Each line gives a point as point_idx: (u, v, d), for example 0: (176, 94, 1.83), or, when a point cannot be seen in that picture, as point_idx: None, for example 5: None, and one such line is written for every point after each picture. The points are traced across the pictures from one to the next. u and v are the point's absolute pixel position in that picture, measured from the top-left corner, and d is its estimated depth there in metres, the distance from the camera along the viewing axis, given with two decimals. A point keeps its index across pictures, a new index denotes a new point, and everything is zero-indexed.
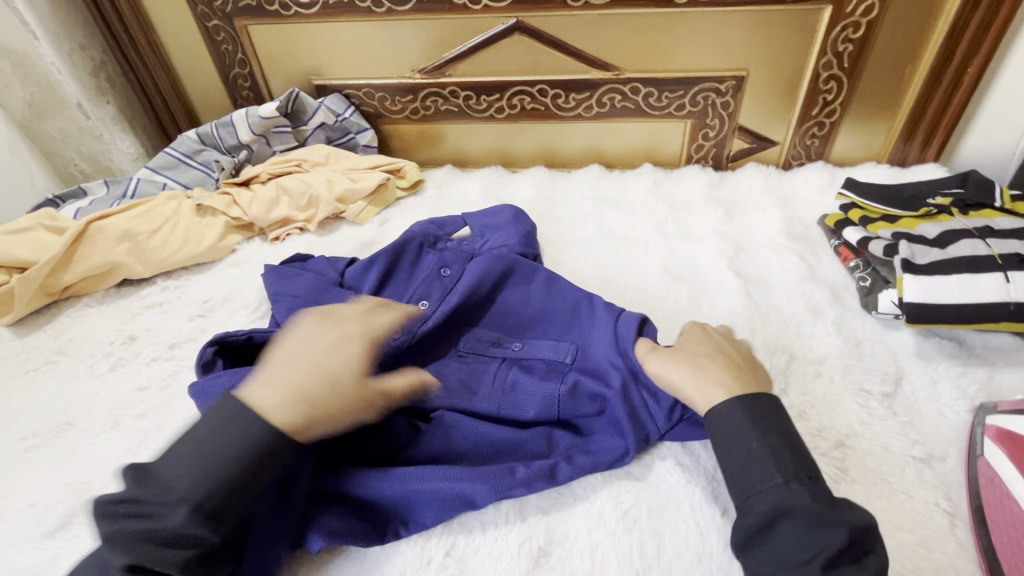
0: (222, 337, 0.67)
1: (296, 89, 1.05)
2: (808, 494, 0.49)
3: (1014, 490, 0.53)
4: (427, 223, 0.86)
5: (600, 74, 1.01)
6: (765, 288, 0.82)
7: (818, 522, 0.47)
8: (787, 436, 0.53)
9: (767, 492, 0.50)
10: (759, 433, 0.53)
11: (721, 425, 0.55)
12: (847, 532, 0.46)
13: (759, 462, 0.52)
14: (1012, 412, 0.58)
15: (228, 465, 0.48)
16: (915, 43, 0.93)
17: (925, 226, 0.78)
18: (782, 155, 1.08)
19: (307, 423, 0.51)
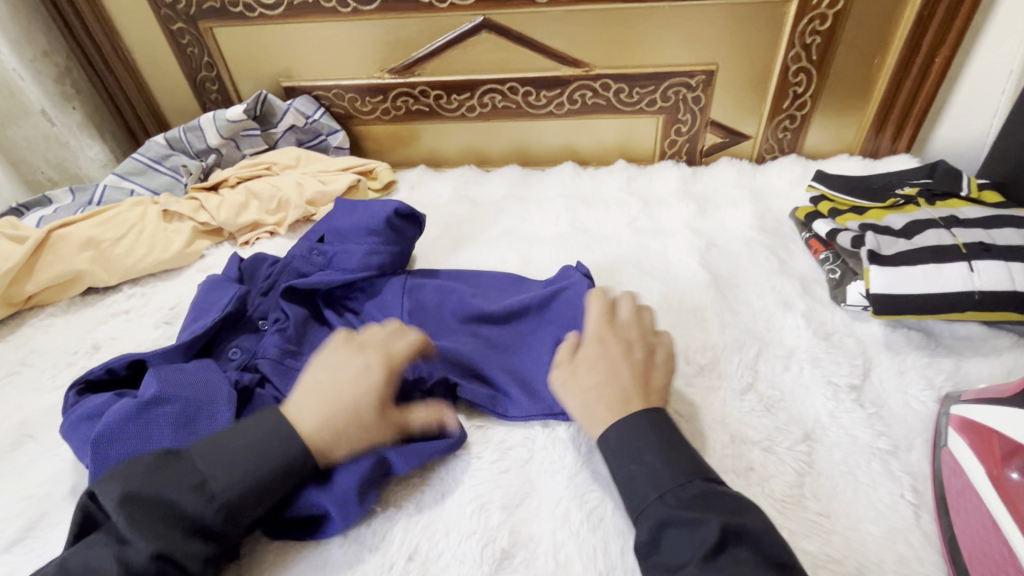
0: (83, 378, 0.66)
1: (264, 91, 1.04)
2: (686, 499, 0.49)
3: (976, 481, 0.53)
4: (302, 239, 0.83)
5: (570, 70, 1.00)
6: (735, 282, 0.81)
7: (692, 524, 0.47)
8: (671, 448, 0.53)
9: (653, 504, 0.50)
10: (636, 451, 0.53)
11: (607, 448, 0.55)
12: (720, 528, 0.45)
13: (639, 480, 0.52)
14: (976, 401, 0.58)
15: (260, 479, 0.50)
16: (882, 33, 0.93)
17: (892, 217, 0.77)
18: (755, 149, 1.08)
19: (329, 445, 0.54)
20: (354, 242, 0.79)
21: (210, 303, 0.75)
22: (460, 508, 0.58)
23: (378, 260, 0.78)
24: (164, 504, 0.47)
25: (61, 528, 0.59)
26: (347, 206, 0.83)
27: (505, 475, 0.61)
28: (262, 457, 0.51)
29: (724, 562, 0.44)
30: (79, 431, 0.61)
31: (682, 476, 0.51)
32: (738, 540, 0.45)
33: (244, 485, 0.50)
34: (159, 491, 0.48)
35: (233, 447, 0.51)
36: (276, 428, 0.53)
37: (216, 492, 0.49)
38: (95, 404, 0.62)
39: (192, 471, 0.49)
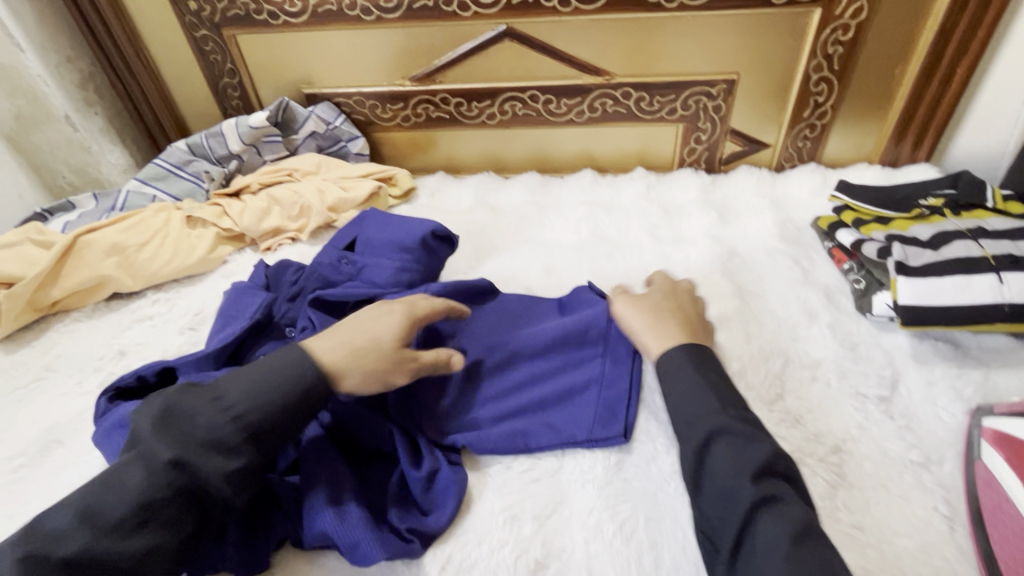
0: (114, 386, 0.67)
1: (286, 98, 1.05)
2: (734, 422, 0.54)
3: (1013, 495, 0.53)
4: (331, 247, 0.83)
5: (591, 79, 1.01)
6: (759, 292, 0.81)
7: (744, 443, 0.52)
8: (721, 381, 0.58)
9: (712, 415, 0.54)
10: (695, 370, 0.58)
11: (664, 365, 0.60)
12: (769, 453, 0.51)
13: (703, 393, 0.56)
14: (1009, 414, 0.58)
15: (277, 401, 0.52)
16: (904, 44, 0.93)
17: (918, 227, 0.77)
18: (774, 157, 1.08)
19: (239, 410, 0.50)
20: (388, 255, 0.80)
21: (235, 309, 0.76)
22: (491, 518, 0.59)
23: (409, 278, 0.79)
24: (184, 422, 0.49)
25: None
26: (382, 220, 0.84)
27: (536, 484, 0.62)
28: (274, 384, 0.53)
29: (762, 484, 0.49)
30: (111, 440, 0.62)
31: (726, 404, 0.56)
32: (772, 472, 0.50)
33: (257, 404, 0.52)
34: (173, 414, 0.49)
35: (249, 375, 0.53)
36: (190, 409, 0.50)
37: (234, 409, 0.51)
38: (128, 412, 0.63)
39: (209, 393, 0.52)
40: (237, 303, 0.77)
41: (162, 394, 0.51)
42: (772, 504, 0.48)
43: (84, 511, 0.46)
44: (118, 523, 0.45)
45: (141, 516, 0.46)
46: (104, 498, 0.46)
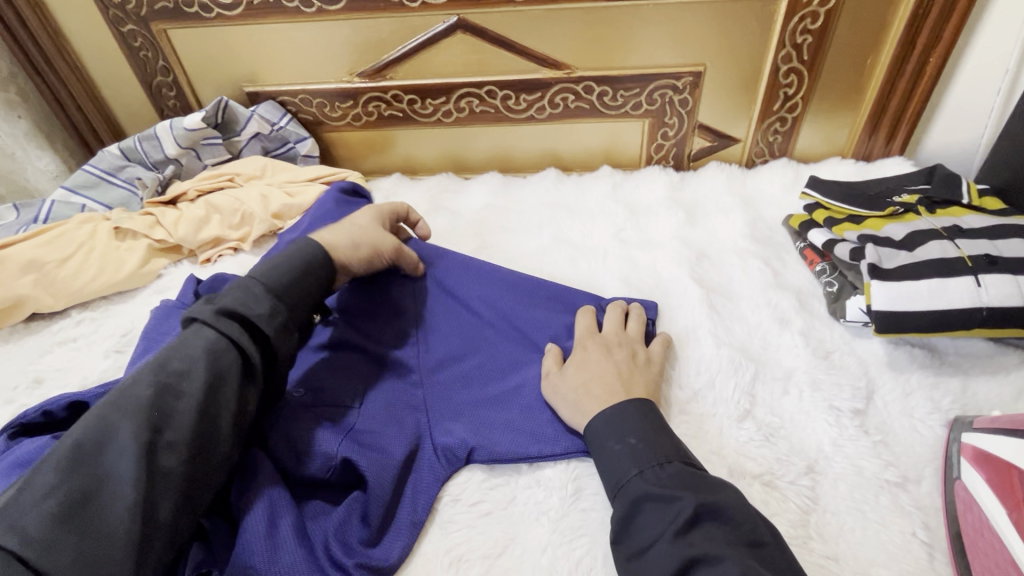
0: (16, 422, 0.60)
1: (225, 97, 0.97)
2: (663, 482, 0.50)
3: (995, 521, 0.49)
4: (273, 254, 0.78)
5: (550, 72, 0.95)
6: (728, 297, 0.77)
7: (666, 501, 0.48)
8: (654, 433, 0.54)
9: (634, 481, 0.51)
10: (621, 435, 0.54)
11: (594, 440, 0.56)
12: (700, 501, 0.47)
13: (623, 459, 0.53)
14: (991, 430, 0.54)
15: (301, 278, 0.58)
16: (875, 32, 0.89)
17: (892, 226, 0.73)
18: (745, 153, 1.04)
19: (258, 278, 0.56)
20: None
21: (156, 328, 0.69)
22: (434, 561, 0.53)
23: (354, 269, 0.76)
24: (232, 305, 0.53)
25: None
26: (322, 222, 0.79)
27: (485, 519, 0.56)
28: (300, 271, 0.58)
29: (691, 538, 0.45)
30: (10, 483, 0.55)
31: (660, 459, 0.52)
32: (711, 520, 0.47)
33: (289, 286, 0.57)
34: (221, 304, 0.53)
35: (274, 263, 0.58)
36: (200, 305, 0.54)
37: (268, 288, 0.55)
38: (30, 450, 0.56)
39: (245, 283, 0.55)
40: (162, 320, 0.70)
41: (203, 301, 0.54)
42: (700, 561, 0.44)
43: (155, 386, 0.47)
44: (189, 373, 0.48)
45: (209, 386, 0.48)
46: (172, 360, 0.49)
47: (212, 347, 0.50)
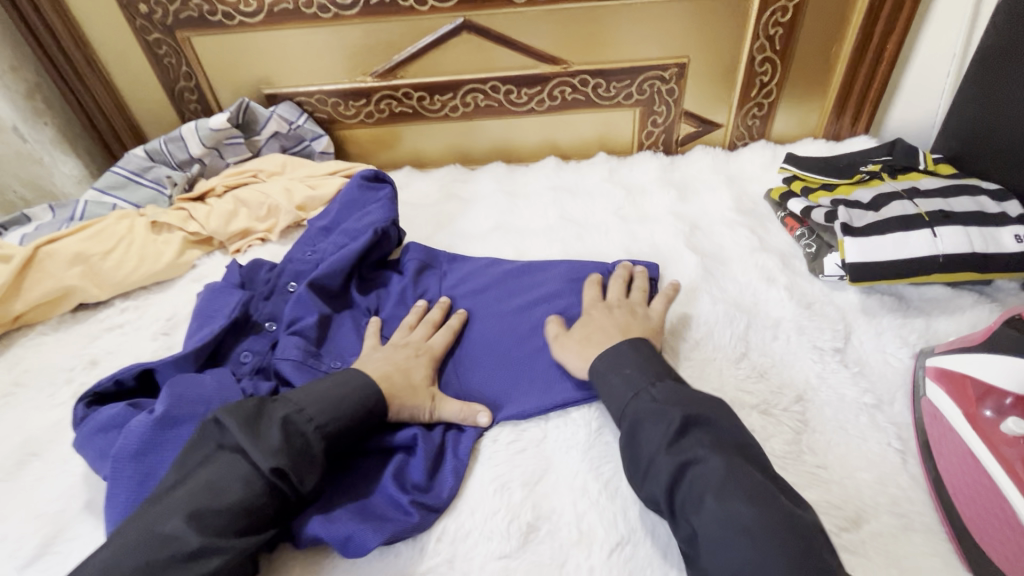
0: (92, 390, 0.65)
1: (246, 99, 1.04)
2: (657, 400, 0.58)
3: (955, 424, 0.58)
4: (308, 239, 0.87)
5: (549, 67, 1.04)
6: (720, 261, 0.86)
7: (659, 415, 0.56)
8: (645, 360, 0.63)
9: (631, 403, 0.59)
10: (619, 367, 0.63)
11: (596, 374, 0.64)
12: (688, 412, 0.55)
13: (622, 384, 0.61)
14: (948, 351, 0.63)
15: (354, 420, 0.58)
16: (838, 23, 0.99)
17: (860, 191, 0.83)
18: (727, 136, 1.14)
19: (308, 414, 0.56)
20: (354, 236, 0.85)
21: (208, 307, 0.76)
22: (481, 490, 0.61)
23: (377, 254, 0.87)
24: (274, 428, 0.54)
25: (81, 541, 0.59)
26: (352, 209, 0.88)
27: (522, 454, 0.64)
28: (343, 398, 0.59)
29: (683, 443, 0.54)
30: (94, 444, 0.60)
31: (651, 383, 0.60)
32: (698, 426, 0.55)
33: (335, 416, 0.57)
34: (263, 414, 0.55)
35: (323, 387, 0.59)
36: (241, 424, 0.53)
37: (316, 419, 0.56)
38: (108, 415, 0.62)
39: (291, 404, 0.56)
40: (211, 301, 0.77)
41: (242, 402, 0.55)
42: (691, 460, 0.52)
43: (190, 514, 0.49)
44: (225, 525, 0.49)
45: (252, 509, 0.50)
46: (207, 503, 0.49)
47: (253, 473, 0.51)
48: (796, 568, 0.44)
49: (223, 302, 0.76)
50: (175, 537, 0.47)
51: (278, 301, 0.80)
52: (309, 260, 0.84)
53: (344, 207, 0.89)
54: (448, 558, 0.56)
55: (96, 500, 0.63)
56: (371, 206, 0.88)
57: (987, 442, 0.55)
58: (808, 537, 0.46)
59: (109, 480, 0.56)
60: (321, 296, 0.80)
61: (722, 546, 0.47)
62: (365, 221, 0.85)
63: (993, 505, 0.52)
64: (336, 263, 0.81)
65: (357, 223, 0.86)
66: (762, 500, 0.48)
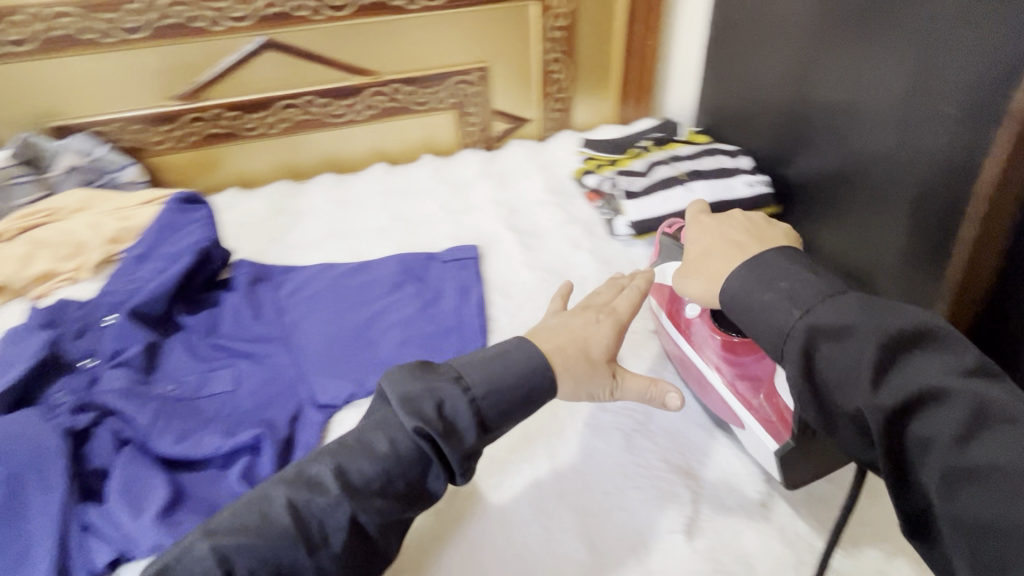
0: None
1: (28, 133, 0.98)
2: (836, 308, 0.43)
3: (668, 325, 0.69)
4: (122, 269, 0.83)
5: (360, 79, 1.09)
6: (536, 237, 0.97)
7: (840, 333, 0.42)
8: (758, 275, 0.48)
9: (791, 325, 0.44)
10: (765, 282, 0.47)
11: (732, 306, 0.49)
12: (908, 320, 0.42)
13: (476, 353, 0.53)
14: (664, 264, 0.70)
15: (512, 395, 0.50)
16: (606, 25, 1.17)
17: (637, 163, 0.99)
18: (538, 130, 1.27)
19: (474, 383, 0.50)
20: (174, 259, 0.83)
21: (8, 351, 0.71)
22: None
23: (205, 274, 0.86)
24: (428, 399, 0.48)
25: None
26: (170, 232, 0.86)
27: None
28: (515, 369, 0.51)
29: (893, 377, 0.41)
30: None
31: (834, 287, 0.45)
32: (846, 339, 0.42)
33: (495, 385, 0.50)
34: (431, 382, 0.49)
35: (490, 355, 0.52)
36: (417, 389, 0.49)
37: (473, 390, 0.49)
38: None
39: (454, 373, 0.50)
40: (12, 345, 0.72)
41: (407, 366, 0.51)
42: (821, 334, 0.43)
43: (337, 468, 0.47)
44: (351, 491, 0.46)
45: (390, 476, 0.47)
46: (353, 459, 0.47)
47: (399, 430, 0.48)
48: (1013, 425, 0.37)
49: (27, 344, 0.72)
50: (337, 503, 0.45)
51: (94, 335, 0.76)
52: (127, 289, 0.81)
53: (161, 230, 0.86)
54: None
55: None
56: (189, 228, 0.86)
57: (683, 331, 0.67)
58: (967, 365, 0.40)
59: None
60: (145, 322, 0.78)
61: (930, 443, 0.39)
62: (185, 243, 0.84)
63: (705, 380, 0.64)
64: (158, 288, 0.80)
65: (176, 246, 0.84)
66: (963, 358, 0.40)
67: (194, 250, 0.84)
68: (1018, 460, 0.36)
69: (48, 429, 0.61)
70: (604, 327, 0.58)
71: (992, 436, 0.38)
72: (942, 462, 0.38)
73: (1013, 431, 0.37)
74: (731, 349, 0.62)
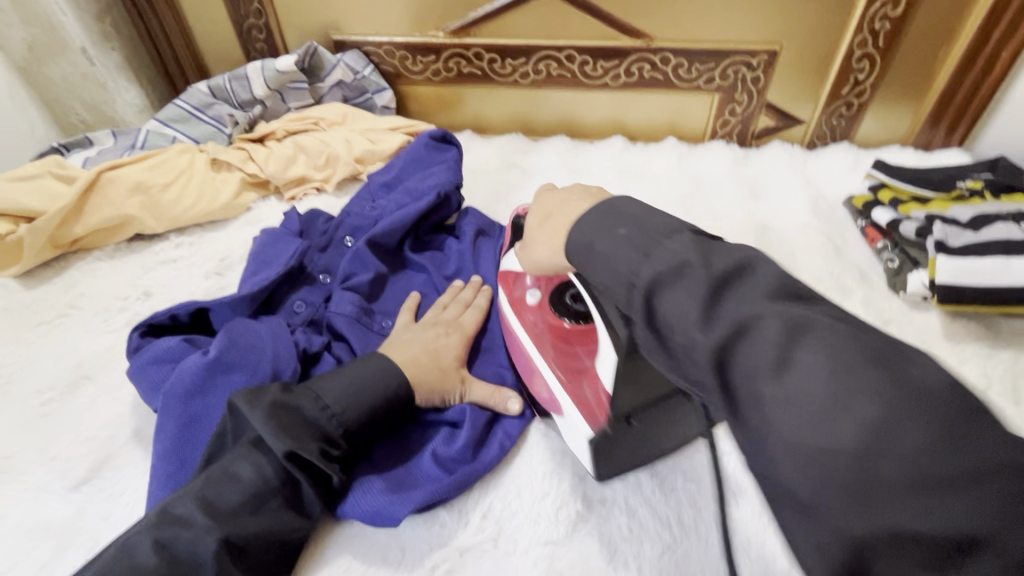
0: (148, 321, 0.65)
1: (315, 43, 1.01)
2: (638, 246, 0.41)
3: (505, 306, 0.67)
4: (367, 193, 0.85)
5: (630, 41, 0.98)
6: (792, 267, 0.81)
7: (607, 231, 0.43)
8: (623, 214, 0.44)
9: (603, 268, 0.42)
10: (607, 230, 0.43)
11: (576, 254, 0.45)
12: (727, 260, 0.37)
13: (336, 375, 0.56)
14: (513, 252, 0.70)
15: (372, 408, 0.55)
16: (952, 23, 0.92)
17: (958, 208, 0.77)
18: (807, 135, 1.07)
19: (343, 408, 0.54)
20: (417, 196, 0.82)
21: (264, 251, 0.75)
22: (531, 472, 0.59)
23: (438, 216, 0.85)
24: (289, 413, 0.52)
25: (130, 470, 0.60)
26: (419, 168, 0.86)
27: None
28: (362, 387, 0.56)
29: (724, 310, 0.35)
30: (147, 376, 0.60)
31: (627, 230, 0.43)
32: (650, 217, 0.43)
33: (358, 403, 0.55)
34: (286, 401, 0.52)
35: (342, 371, 0.57)
36: (332, 403, 0.54)
37: (333, 410, 0.53)
38: (162, 349, 0.61)
39: (310, 393, 0.54)
40: (269, 245, 0.76)
41: (257, 391, 0.52)
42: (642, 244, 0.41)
43: (199, 499, 0.48)
44: (246, 510, 0.49)
45: (258, 500, 0.49)
46: (218, 489, 0.49)
47: (263, 456, 0.51)
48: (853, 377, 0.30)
49: (279, 249, 0.75)
50: (275, 473, 0.51)
51: (334, 254, 0.78)
52: (370, 216, 0.82)
53: (410, 163, 0.86)
54: (493, 537, 0.55)
55: (143, 431, 0.63)
56: (436, 168, 0.85)
57: (518, 315, 0.65)
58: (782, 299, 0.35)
59: (160, 413, 0.56)
60: (380, 253, 0.79)
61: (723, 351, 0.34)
62: (432, 181, 0.83)
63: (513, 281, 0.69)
64: (398, 220, 0.79)
65: (421, 182, 0.83)
66: (817, 336, 0.32)
67: (436, 190, 0.82)
68: (831, 404, 0.30)
69: (269, 353, 0.59)
70: (454, 336, 0.66)
71: (938, 432, 0.28)
72: (896, 484, 0.27)
73: (841, 354, 0.31)
74: (563, 339, 0.62)
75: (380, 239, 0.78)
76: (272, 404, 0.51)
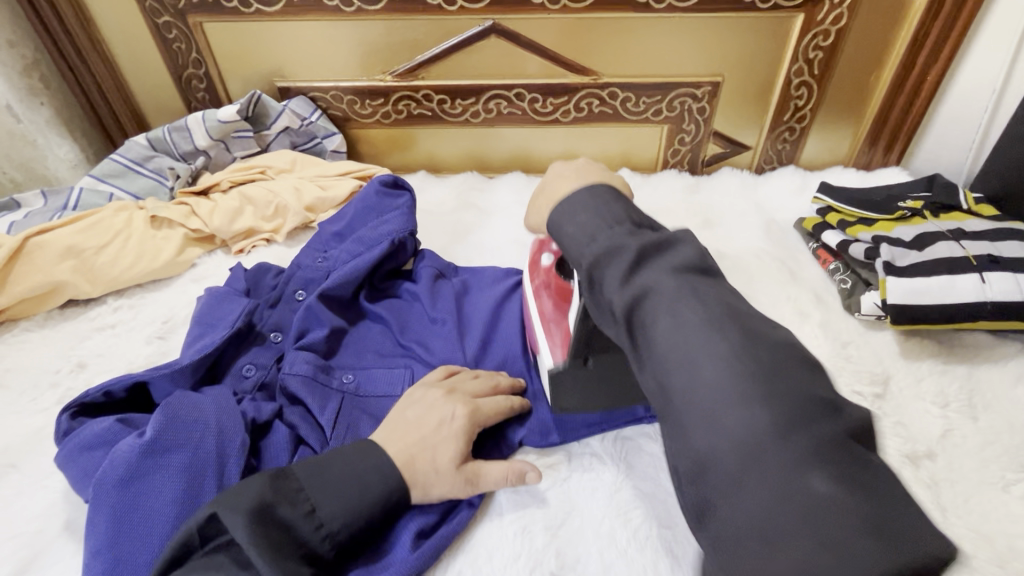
0: (79, 401, 0.60)
1: (258, 92, 0.99)
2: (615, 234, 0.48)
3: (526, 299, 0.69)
4: (320, 243, 0.82)
5: (577, 78, 1.00)
6: (751, 293, 0.82)
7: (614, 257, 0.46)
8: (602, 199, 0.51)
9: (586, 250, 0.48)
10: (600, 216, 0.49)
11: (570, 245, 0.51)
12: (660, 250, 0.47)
13: (331, 475, 0.51)
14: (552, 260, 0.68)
15: (365, 517, 0.51)
16: (879, 51, 0.97)
17: (902, 228, 0.80)
18: (755, 159, 1.10)
19: (335, 516, 0.50)
20: (369, 246, 0.80)
21: (208, 312, 0.72)
22: (504, 530, 0.57)
23: (394, 262, 0.82)
24: (278, 526, 0.47)
25: (59, 568, 0.55)
26: (374, 215, 0.83)
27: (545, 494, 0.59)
28: (357, 490, 0.51)
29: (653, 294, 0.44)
30: (77, 462, 0.55)
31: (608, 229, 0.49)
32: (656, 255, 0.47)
33: (352, 517, 0.50)
34: (276, 512, 0.48)
35: (336, 472, 0.51)
36: (327, 510, 0.50)
37: (324, 522, 0.49)
38: (93, 432, 0.56)
39: (301, 500, 0.49)
40: (213, 305, 0.72)
41: (244, 495, 0.48)
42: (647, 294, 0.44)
43: None
44: None
45: None
46: None
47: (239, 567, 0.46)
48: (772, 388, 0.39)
49: (223, 310, 0.71)
50: None
51: (286, 309, 0.75)
52: (324, 268, 0.78)
53: (364, 209, 0.84)
54: None
55: (76, 521, 0.58)
56: (389, 215, 0.82)
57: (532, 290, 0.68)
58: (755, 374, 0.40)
59: (91, 505, 0.51)
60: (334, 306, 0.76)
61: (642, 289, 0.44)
62: (386, 228, 0.80)
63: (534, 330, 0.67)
64: (351, 271, 0.76)
65: (374, 229, 0.81)
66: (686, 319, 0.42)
67: (389, 236, 0.80)
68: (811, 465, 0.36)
69: (212, 429, 0.55)
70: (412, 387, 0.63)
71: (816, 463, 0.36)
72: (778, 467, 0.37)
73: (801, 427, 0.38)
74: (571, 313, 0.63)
75: (331, 291, 0.75)
76: (258, 516, 0.47)
